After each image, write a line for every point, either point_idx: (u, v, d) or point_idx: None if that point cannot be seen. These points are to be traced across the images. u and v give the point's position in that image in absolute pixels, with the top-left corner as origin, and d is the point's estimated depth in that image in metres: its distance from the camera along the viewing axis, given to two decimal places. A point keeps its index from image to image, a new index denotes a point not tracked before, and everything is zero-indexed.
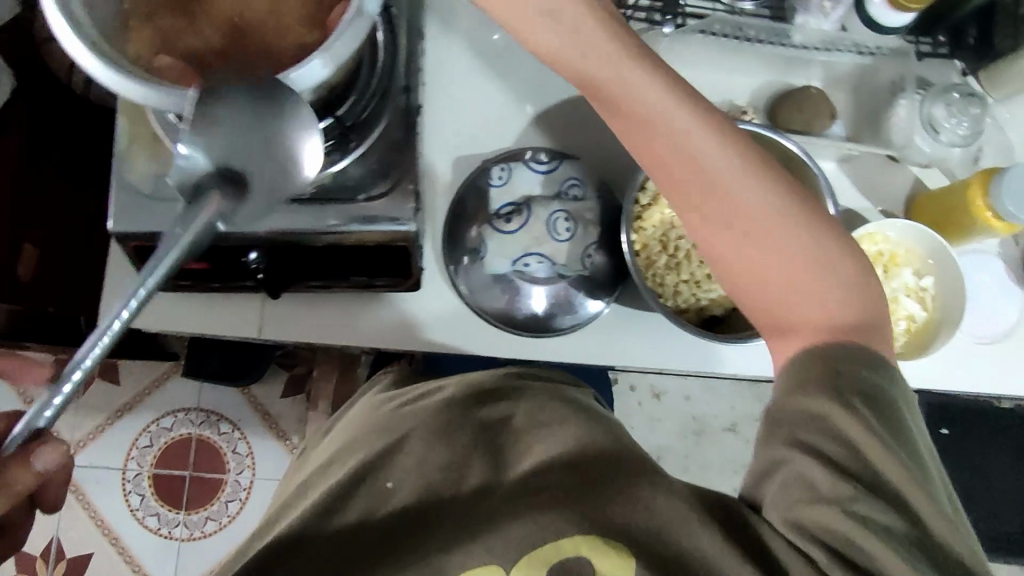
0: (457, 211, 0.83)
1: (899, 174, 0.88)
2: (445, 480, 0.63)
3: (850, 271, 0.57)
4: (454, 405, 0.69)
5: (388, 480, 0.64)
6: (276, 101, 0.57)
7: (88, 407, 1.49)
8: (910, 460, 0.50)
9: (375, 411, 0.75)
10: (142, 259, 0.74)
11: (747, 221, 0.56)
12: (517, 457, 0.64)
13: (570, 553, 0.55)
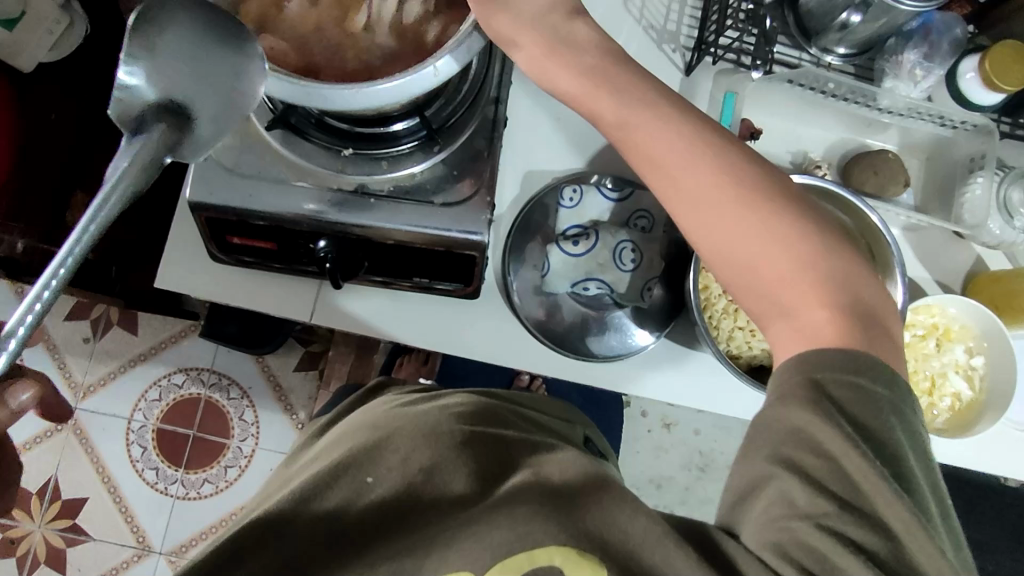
0: (522, 223, 0.84)
1: (961, 250, 0.88)
2: (417, 482, 0.55)
3: (863, 297, 0.52)
4: (443, 414, 0.63)
5: (368, 476, 0.55)
6: (390, 103, 0.58)
7: (105, 354, 1.51)
8: (890, 473, 0.44)
9: (359, 418, 0.68)
10: (209, 229, 0.75)
11: (752, 235, 0.52)
12: (492, 464, 0.57)
13: (545, 563, 0.47)
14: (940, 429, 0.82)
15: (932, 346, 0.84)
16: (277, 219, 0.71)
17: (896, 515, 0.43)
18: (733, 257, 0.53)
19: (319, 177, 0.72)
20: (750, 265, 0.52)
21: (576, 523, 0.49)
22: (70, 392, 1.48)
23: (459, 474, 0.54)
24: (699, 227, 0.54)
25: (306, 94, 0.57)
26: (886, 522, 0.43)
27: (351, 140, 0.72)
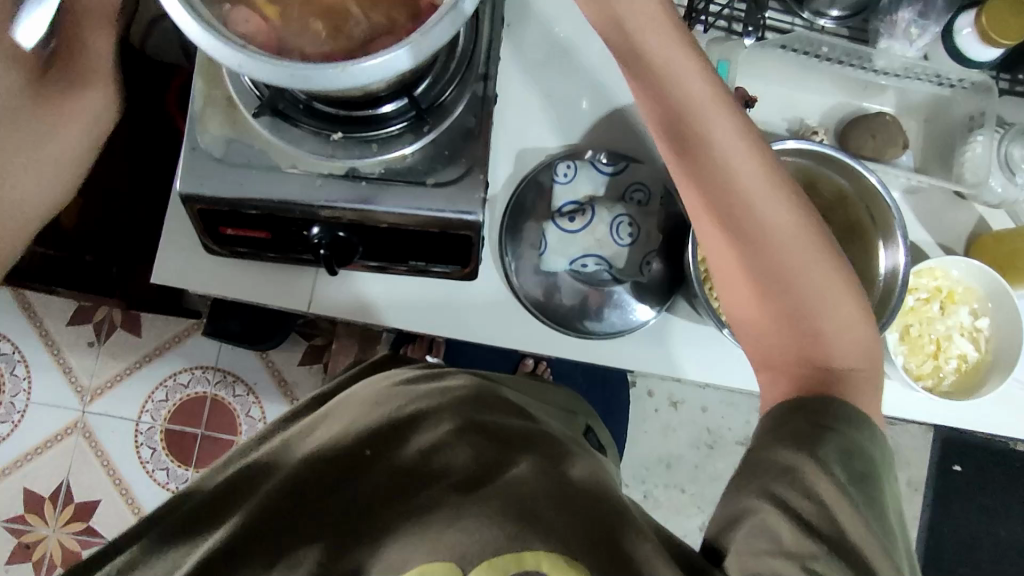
0: (517, 203, 0.83)
1: (963, 211, 0.87)
2: (427, 463, 0.55)
3: (839, 324, 0.56)
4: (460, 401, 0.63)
5: (367, 449, 0.57)
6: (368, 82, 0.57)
7: (110, 356, 1.51)
8: (872, 520, 0.47)
9: (357, 394, 0.69)
10: (202, 222, 0.74)
11: (782, 263, 0.56)
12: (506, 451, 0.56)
13: (533, 568, 0.44)
14: (946, 392, 0.82)
15: (936, 309, 0.83)
16: (270, 208, 0.71)
17: (866, 544, 0.46)
18: (762, 275, 0.56)
19: (308, 162, 0.71)
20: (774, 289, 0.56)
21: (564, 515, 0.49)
22: (77, 396, 1.48)
23: (456, 461, 0.55)
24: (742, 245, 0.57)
25: (292, 76, 0.55)
26: (867, 562, 0.45)
27: (339, 124, 0.70)
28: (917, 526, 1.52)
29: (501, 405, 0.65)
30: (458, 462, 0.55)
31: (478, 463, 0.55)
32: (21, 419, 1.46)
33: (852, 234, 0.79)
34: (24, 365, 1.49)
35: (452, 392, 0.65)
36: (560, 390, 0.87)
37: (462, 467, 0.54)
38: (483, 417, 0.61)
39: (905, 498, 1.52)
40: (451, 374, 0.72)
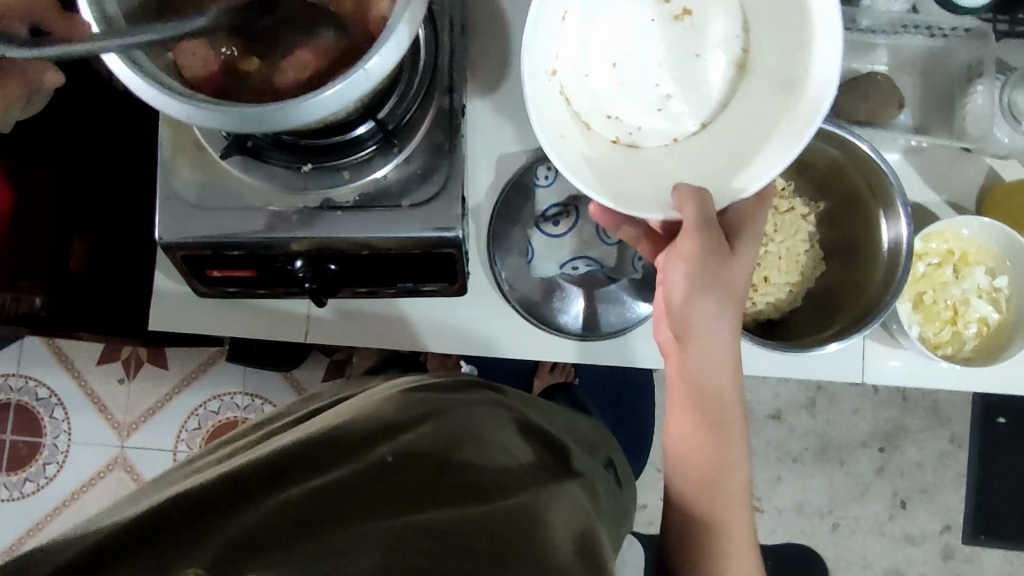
0: (500, 211, 0.82)
1: (971, 165, 0.82)
2: (436, 473, 0.57)
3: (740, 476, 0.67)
4: (471, 419, 0.66)
5: (389, 455, 0.58)
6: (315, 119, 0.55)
7: (141, 391, 1.54)
8: None
9: (370, 401, 0.69)
10: (188, 266, 0.74)
11: (713, 410, 0.67)
12: (513, 477, 0.59)
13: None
14: (967, 358, 0.78)
15: (949, 273, 0.79)
16: (250, 247, 0.71)
17: None
18: (706, 420, 0.67)
19: (282, 197, 0.71)
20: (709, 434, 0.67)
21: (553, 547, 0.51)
22: (114, 432, 1.52)
23: (472, 480, 0.56)
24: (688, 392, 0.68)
25: (242, 119, 0.54)
26: None
27: (308, 155, 0.69)
28: (965, 484, 1.47)
29: (506, 425, 0.68)
30: (475, 482, 0.56)
31: (493, 486, 0.57)
32: (66, 458, 1.52)
33: (855, 204, 0.76)
34: (62, 407, 1.53)
35: (464, 411, 0.67)
36: (547, 403, 0.87)
37: (466, 486, 0.56)
38: (503, 442, 0.64)
39: (948, 456, 1.48)
40: (459, 386, 0.75)
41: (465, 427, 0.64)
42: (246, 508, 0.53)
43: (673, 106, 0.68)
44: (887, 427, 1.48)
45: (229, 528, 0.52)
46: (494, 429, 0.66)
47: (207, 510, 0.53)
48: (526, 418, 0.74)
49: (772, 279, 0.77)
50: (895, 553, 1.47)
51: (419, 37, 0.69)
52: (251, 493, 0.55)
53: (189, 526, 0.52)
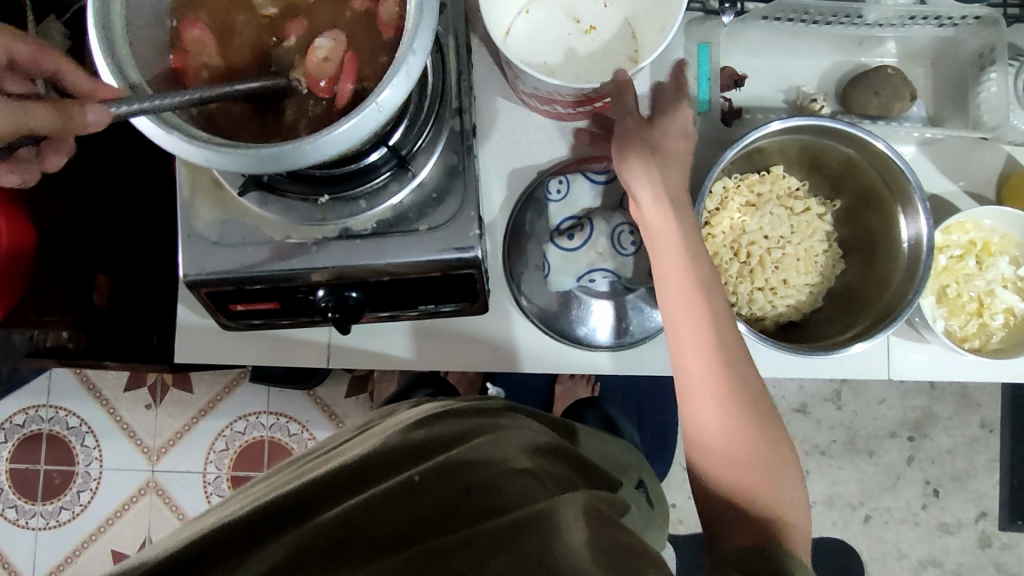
0: (514, 227, 0.82)
1: (989, 152, 0.81)
2: (461, 488, 0.58)
3: (770, 437, 0.64)
4: (496, 438, 0.67)
5: (416, 474, 0.60)
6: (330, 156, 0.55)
7: (168, 415, 1.56)
8: None
9: (402, 428, 0.71)
10: (212, 301, 0.75)
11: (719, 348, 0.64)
12: (535, 489, 0.59)
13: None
14: (996, 350, 0.77)
15: (973, 265, 0.78)
16: (272, 280, 0.72)
17: None
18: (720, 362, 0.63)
19: (301, 229, 0.72)
20: (729, 407, 0.63)
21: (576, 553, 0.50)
22: (145, 457, 1.54)
23: (498, 498, 0.57)
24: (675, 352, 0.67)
25: (259, 159, 0.54)
26: None
27: (324, 186, 0.69)
28: (998, 469, 1.45)
29: (532, 445, 0.69)
30: (499, 501, 0.56)
31: (520, 502, 0.56)
32: (99, 485, 1.54)
33: (873, 199, 0.76)
34: (92, 436, 1.55)
35: (490, 432, 0.69)
36: (568, 422, 0.88)
37: (491, 501, 0.56)
38: (528, 459, 0.65)
39: (979, 442, 1.46)
40: (487, 410, 0.76)
41: (496, 450, 0.64)
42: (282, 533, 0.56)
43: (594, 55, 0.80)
44: (914, 415, 1.46)
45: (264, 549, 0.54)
46: (521, 450, 0.67)
47: (246, 540, 0.56)
48: (554, 439, 0.75)
49: (791, 281, 0.76)
50: (931, 542, 1.45)
51: (427, 62, 0.70)
52: (282, 527, 0.57)
53: (231, 553, 0.55)
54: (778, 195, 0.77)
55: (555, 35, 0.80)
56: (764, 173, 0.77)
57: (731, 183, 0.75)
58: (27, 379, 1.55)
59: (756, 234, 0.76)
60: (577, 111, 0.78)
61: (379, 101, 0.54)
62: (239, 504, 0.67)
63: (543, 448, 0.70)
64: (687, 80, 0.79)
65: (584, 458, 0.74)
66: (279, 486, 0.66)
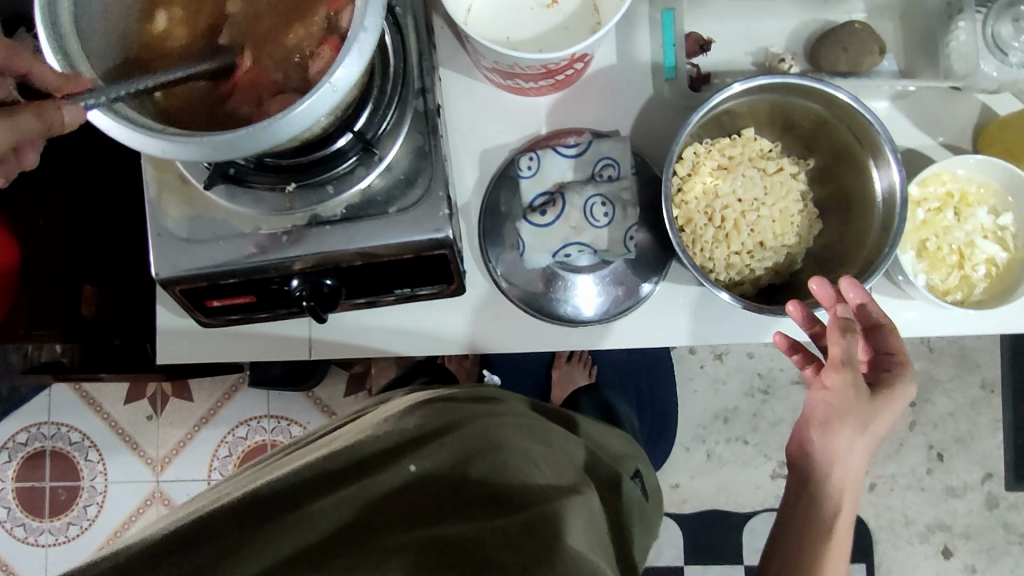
0: (489, 207, 0.82)
1: (962, 103, 0.80)
2: (456, 480, 0.63)
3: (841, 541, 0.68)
4: (488, 418, 0.71)
5: (411, 466, 0.63)
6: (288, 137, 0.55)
7: (169, 425, 1.56)
8: None
9: (393, 410, 0.74)
10: (188, 299, 0.75)
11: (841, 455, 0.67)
12: (532, 481, 0.64)
13: None
14: (978, 301, 0.77)
15: (951, 217, 0.77)
16: (245, 273, 0.71)
17: None
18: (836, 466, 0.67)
19: (272, 220, 0.71)
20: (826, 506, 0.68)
21: (569, 556, 0.56)
22: (149, 468, 1.55)
23: (493, 491, 0.62)
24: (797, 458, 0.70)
25: (216, 146, 0.54)
26: None
27: (291, 174, 0.69)
28: (1002, 429, 1.44)
29: (524, 424, 0.73)
30: (502, 495, 0.62)
31: (517, 498, 0.62)
32: (105, 499, 1.54)
33: (844, 155, 0.75)
34: (96, 450, 1.56)
35: (483, 412, 0.72)
36: (554, 407, 0.88)
37: (489, 495, 0.62)
38: (515, 440, 0.69)
39: (981, 403, 1.45)
40: (478, 390, 0.79)
41: (491, 435, 0.68)
42: (273, 514, 0.59)
43: (549, 26, 0.79)
44: (914, 380, 1.45)
45: (263, 534, 0.57)
46: (518, 431, 0.71)
47: (240, 522, 0.58)
48: (541, 419, 0.78)
49: (769, 244, 0.76)
50: (938, 507, 1.44)
51: (384, 40, 0.69)
52: (273, 507, 0.59)
53: (219, 532, 0.57)
54: (750, 158, 0.76)
55: (516, 11, 0.79)
56: (735, 137, 0.76)
57: (701, 148, 0.75)
58: (27, 397, 1.56)
59: (729, 198, 0.75)
60: (539, 85, 0.79)
61: (334, 78, 0.54)
62: (224, 488, 0.69)
63: (535, 428, 0.74)
64: (654, 48, 0.82)
65: (573, 442, 0.78)
66: (262, 475, 0.67)
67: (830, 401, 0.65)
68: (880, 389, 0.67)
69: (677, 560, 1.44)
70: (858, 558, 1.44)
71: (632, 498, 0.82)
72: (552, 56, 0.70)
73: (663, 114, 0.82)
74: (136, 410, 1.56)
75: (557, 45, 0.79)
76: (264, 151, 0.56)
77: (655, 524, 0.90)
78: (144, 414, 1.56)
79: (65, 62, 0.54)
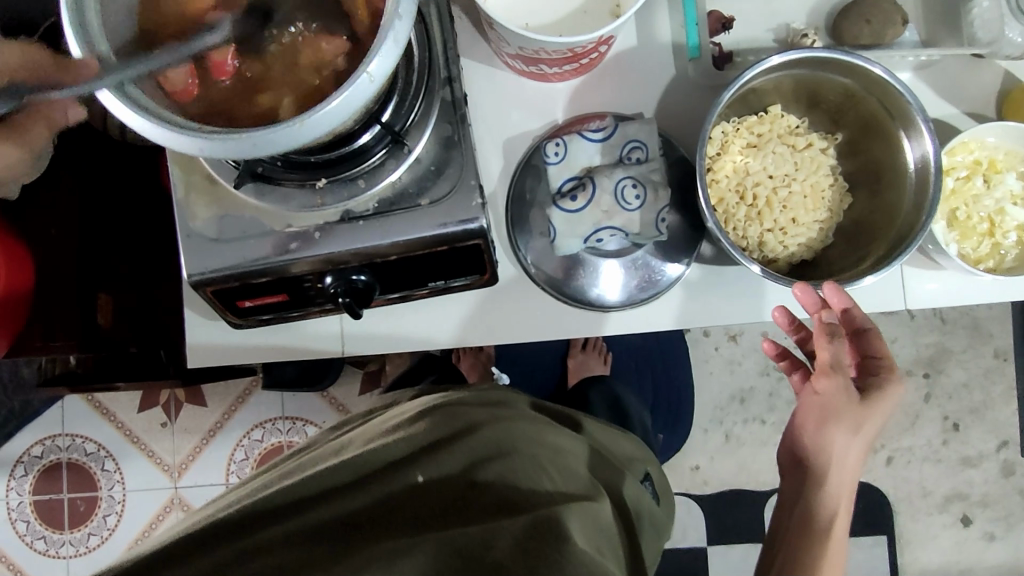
0: (516, 195, 0.82)
1: (985, 71, 0.80)
2: (465, 485, 0.63)
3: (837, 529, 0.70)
4: (499, 423, 0.71)
5: (419, 476, 0.64)
6: (325, 131, 0.54)
7: (185, 431, 1.56)
8: None
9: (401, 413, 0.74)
10: (219, 300, 0.75)
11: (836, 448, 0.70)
12: (540, 486, 0.64)
13: None
14: (1010, 268, 0.77)
15: (980, 184, 0.78)
16: (277, 271, 0.71)
17: None
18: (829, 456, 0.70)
19: (302, 217, 0.71)
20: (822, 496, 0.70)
21: (577, 557, 0.55)
22: (167, 474, 1.54)
23: (502, 495, 0.62)
24: (794, 458, 0.73)
25: (254, 143, 0.53)
26: None
27: (320, 170, 0.68)
28: (1016, 397, 1.45)
29: (535, 428, 0.73)
30: (509, 498, 0.62)
31: (526, 500, 0.61)
32: (124, 507, 1.54)
33: (872, 127, 0.75)
34: (112, 459, 1.55)
35: (494, 416, 0.72)
36: (563, 410, 0.88)
37: (498, 500, 0.62)
38: (525, 445, 0.69)
39: (994, 372, 1.46)
40: (490, 393, 0.80)
41: (501, 438, 0.68)
42: (284, 518, 0.62)
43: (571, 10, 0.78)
44: (928, 352, 1.46)
45: (274, 538, 0.60)
46: (529, 437, 0.71)
47: (251, 525, 0.62)
48: (554, 422, 0.78)
49: (800, 220, 0.76)
50: (956, 477, 1.45)
51: (410, 34, 0.68)
52: (287, 512, 0.63)
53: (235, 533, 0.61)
54: (778, 134, 0.76)
55: None
56: (762, 114, 0.76)
57: (730, 126, 0.75)
58: (41, 410, 1.55)
59: (760, 175, 0.75)
60: (562, 70, 0.78)
61: (369, 70, 0.53)
62: (244, 490, 0.71)
63: (546, 431, 0.74)
64: (675, 29, 0.81)
65: (585, 447, 0.78)
66: (282, 476, 0.69)
67: (823, 403, 0.69)
68: (870, 391, 0.70)
69: (699, 542, 1.44)
70: (878, 531, 1.45)
71: (643, 502, 0.82)
72: (579, 39, 0.69)
73: (685, 94, 0.82)
74: (151, 418, 1.56)
75: (577, 29, 0.78)
76: (299, 146, 0.55)
77: (666, 526, 0.90)
78: (159, 422, 1.55)
79: (98, 63, 0.53)
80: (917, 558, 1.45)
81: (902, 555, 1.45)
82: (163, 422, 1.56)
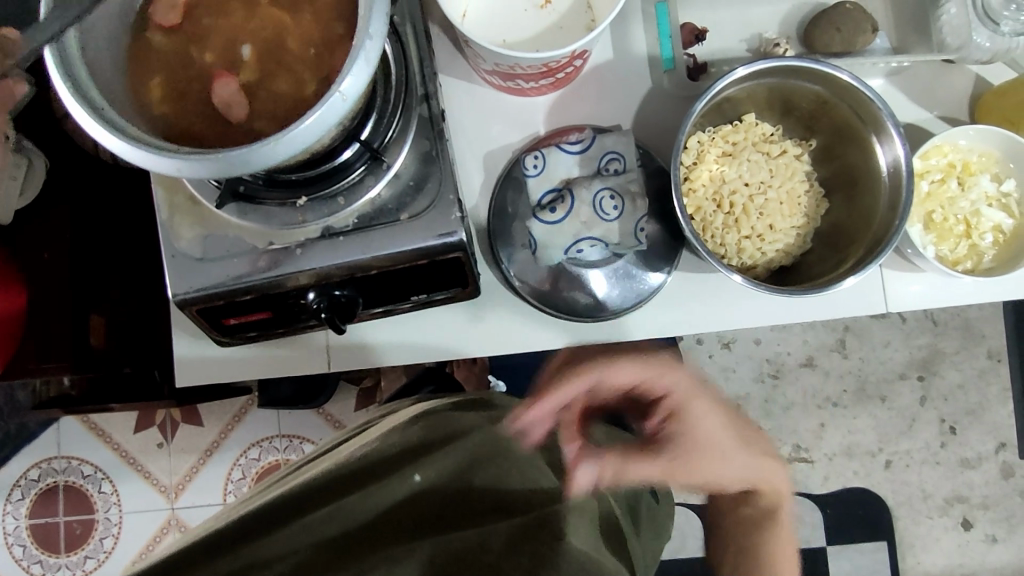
0: (497, 209, 0.83)
1: (957, 76, 0.81)
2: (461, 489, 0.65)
3: None
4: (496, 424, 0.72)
5: (416, 477, 0.65)
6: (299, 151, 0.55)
7: (181, 451, 1.55)
8: None
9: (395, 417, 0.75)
10: (205, 319, 0.75)
11: None
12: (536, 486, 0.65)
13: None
14: (989, 269, 0.78)
15: (955, 187, 0.78)
16: (261, 289, 0.72)
17: None
18: None
19: (285, 235, 0.72)
20: None
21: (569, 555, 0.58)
22: (163, 495, 1.54)
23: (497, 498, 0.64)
24: None
25: (230, 164, 0.54)
26: None
27: (300, 188, 0.69)
28: (1011, 398, 1.45)
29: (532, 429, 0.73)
30: (504, 498, 0.64)
31: (522, 503, 0.64)
32: (121, 529, 1.54)
33: (847, 132, 0.76)
34: (108, 481, 1.55)
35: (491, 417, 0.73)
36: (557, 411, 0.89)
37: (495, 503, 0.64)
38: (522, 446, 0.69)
39: (989, 373, 1.46)
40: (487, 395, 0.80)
41: (496, 439, 0.69)
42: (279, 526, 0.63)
43: (546, 26, 0.80)
44: (921, 355, 1.46)
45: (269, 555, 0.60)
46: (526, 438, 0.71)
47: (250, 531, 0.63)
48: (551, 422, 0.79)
49: (778, 226, 0.76)
50: (954, 479, 1.45)
51: (386, 52, 0.69)
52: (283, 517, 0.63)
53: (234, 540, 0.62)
54: (753, 142, 0.77)
55: (512, 13, 0.80)
56: (737, 123, 0.78)
57: (705, 136, 0.76)
58: (36, 433, 1.55)
59: (736, 183, 0.76)
60: (539, 84, 0.80)
61: (341, 91, 0.54)
62: (245, 501, 0.72)
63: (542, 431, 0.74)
64: (649, 42, 0.83)
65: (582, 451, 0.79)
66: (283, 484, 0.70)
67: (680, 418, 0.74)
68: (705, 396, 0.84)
69: (699, 551, 1.44)
70: (880, 536, 1.44)
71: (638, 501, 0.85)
72: (554, 54, 0.70)
73: (662, 105, 0.83)
74: (148, 440, 1.56)
75: (553, 44, 0.80)
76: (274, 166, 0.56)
77: (664, 523, 0.93)
78: (155, 443, 1.55)
79: (76, 91, 0.54)
80: (920, 562, 1.44)
81: (903, 559, 1.44)
82: (159, 443, 1.56)
